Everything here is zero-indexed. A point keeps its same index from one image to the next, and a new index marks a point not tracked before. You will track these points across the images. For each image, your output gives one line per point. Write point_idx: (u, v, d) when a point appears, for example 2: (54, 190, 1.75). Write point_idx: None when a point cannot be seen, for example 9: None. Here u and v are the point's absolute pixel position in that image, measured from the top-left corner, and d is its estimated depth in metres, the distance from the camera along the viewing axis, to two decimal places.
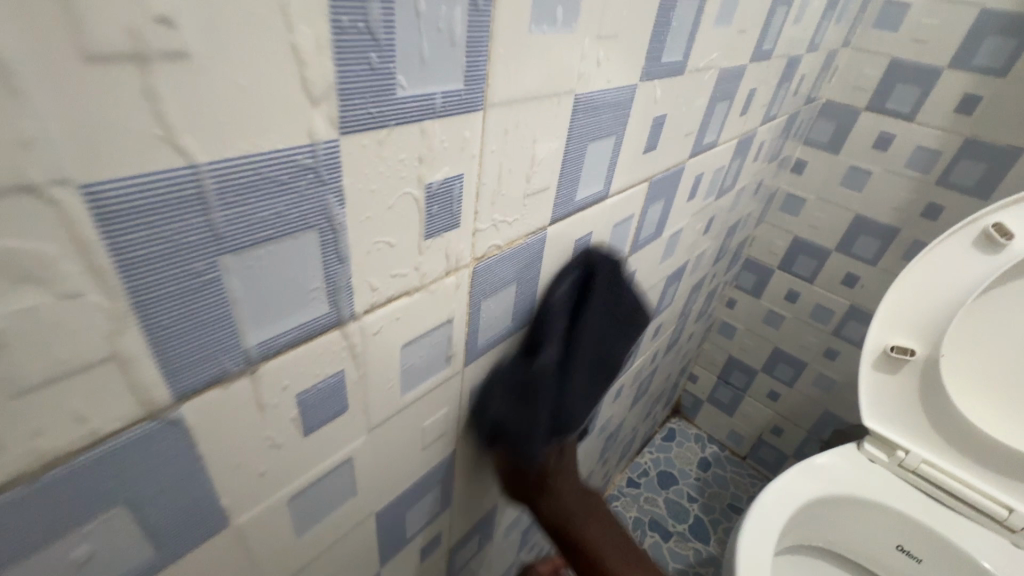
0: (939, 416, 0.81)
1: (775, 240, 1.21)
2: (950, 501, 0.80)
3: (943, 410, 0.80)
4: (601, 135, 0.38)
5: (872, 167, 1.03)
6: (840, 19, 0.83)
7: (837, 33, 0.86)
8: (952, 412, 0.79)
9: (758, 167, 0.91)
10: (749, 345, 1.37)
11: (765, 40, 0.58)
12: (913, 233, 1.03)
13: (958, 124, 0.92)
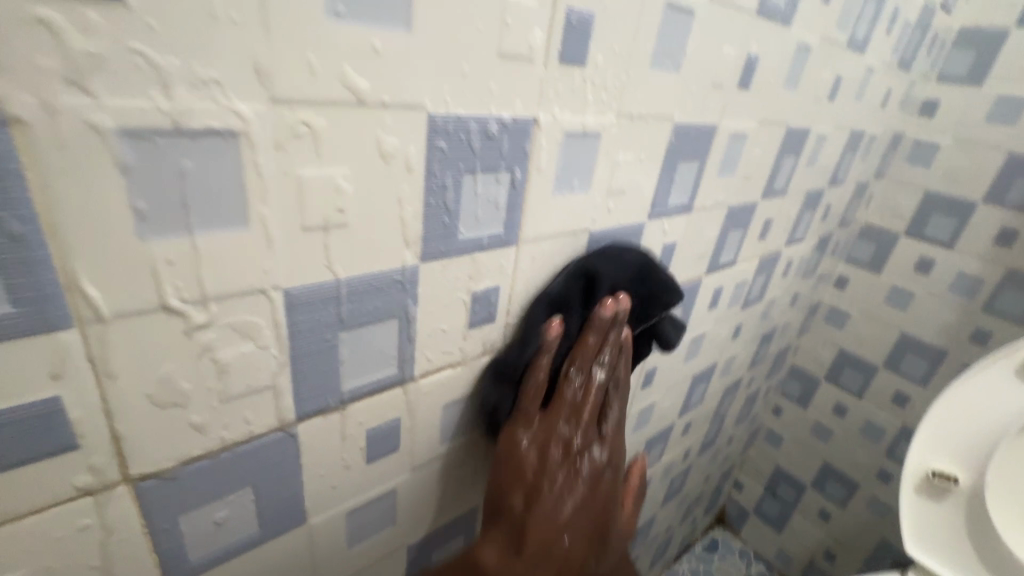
0: None
1: (820, 351, 1.23)
2: None
3: None
4: None
5: (915, 289, 1.06)
6: (866, 157, 0.93)
7: (865, 168, 0.95)
8: None
9: (791, 282, 0.97)
10: (796, 457, 1.33)
11: (776, 181, 0.69)
12: (963, 357, 1.03)
13: (998, 255, 0.95)
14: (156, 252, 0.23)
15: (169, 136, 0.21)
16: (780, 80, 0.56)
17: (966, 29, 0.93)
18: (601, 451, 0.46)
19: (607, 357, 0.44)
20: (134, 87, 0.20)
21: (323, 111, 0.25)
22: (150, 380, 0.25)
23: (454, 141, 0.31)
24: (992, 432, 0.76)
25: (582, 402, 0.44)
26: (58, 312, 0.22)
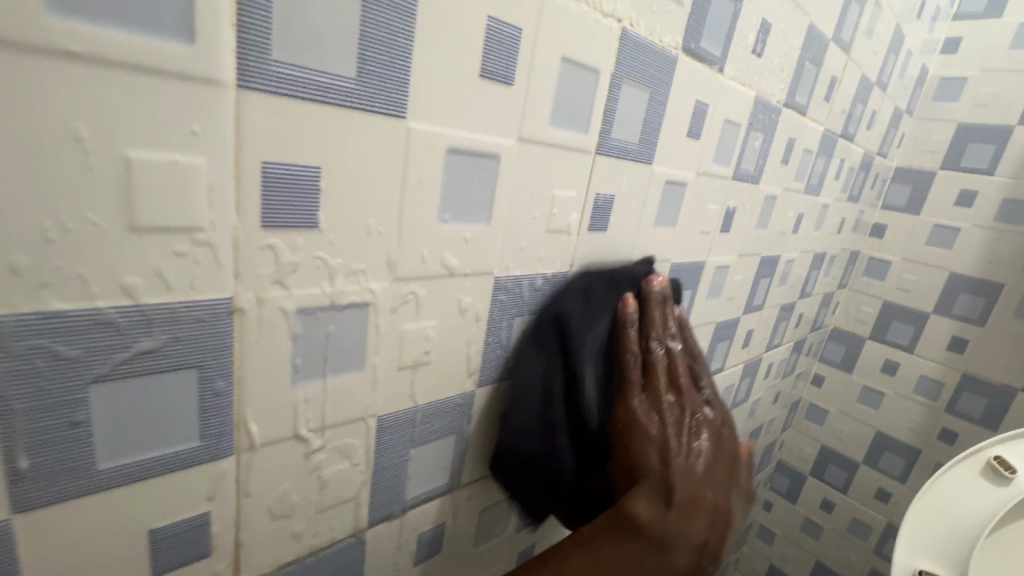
0: None
1: (805, 446, 1.29)
2: None
3: None
4: None
5: (885, 388, 1.15)
6: (829, 272, 1.06)
7: (828, 281, 1.08)
8: None
9: (773, 382, 1.06)
10: (790, 555, 1.34)
11: (755, 298, 0.79)
12: (935, 455, 1.10)
13: (953, 360, 1.06)
14: (300, 394, 0.30)
15: (326, 309, 0.29)
16: (753, 221, 0.68)
17: (900, 168, 1.12)
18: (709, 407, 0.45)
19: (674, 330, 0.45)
20: (312, 281, 0.28)
21: (426, 284, 0.33)
22: (273, 495, 0.31)
23: (511, 294, 0.40)
24: (970, 533, 0.78)
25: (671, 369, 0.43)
26: (225, 445, 0.28)
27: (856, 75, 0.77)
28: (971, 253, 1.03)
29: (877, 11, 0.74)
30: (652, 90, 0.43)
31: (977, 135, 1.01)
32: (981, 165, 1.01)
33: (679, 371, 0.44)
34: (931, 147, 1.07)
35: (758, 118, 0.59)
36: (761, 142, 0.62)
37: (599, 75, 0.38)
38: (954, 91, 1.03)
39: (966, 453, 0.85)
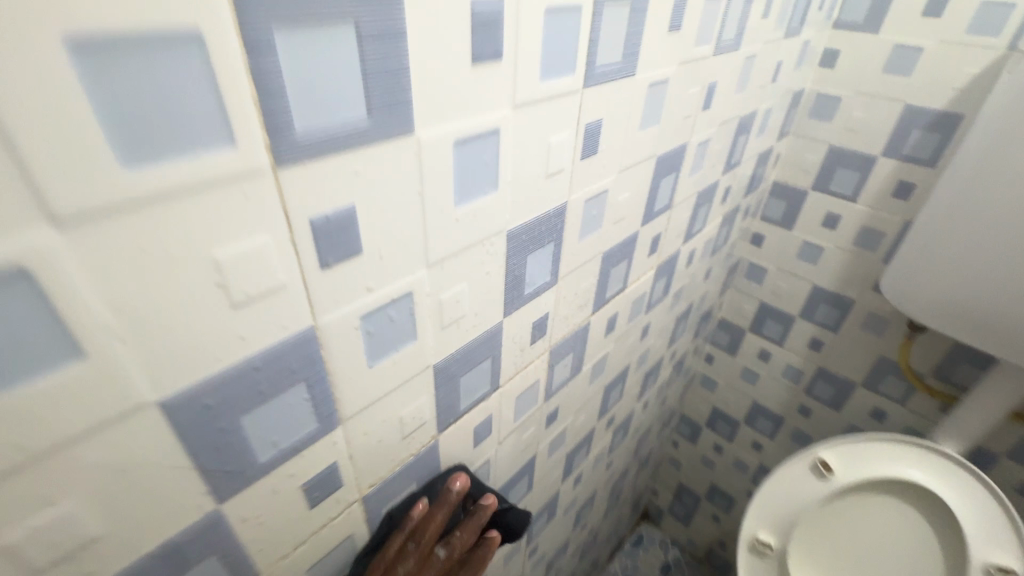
0: None
1: (700, 405, 1.50)
2: None
3: None
4: None
5: (759, 370, 1.32)
6: (699, 306, 1.18)
7: (701, 310, 1.21)
8: None
9: (655, 398, 1.26)
10: (693, 472, 1.63)
11: (608, 403, 0.91)
12: (795, 422, 1.31)
13: (812, 355, 1.20)
14: None
15: None
16: (583, 385, 0.76)
17: (777, 182, 1.11)
18: None
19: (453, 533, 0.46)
20: None
21: None
22: None
23: None
24: (796, 512, 1.10)
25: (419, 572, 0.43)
26: None
27: (686, 201, 0.76)
28: (831, 270, 1.09)
29: (704, 145, 0.70)
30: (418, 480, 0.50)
31: (845, 160, 1.00)
32: (846, 191, 1.01)
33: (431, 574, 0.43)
34: (805, 166, 1.05)
35: (560, 352, 0.64)
36: (570, 355, 0.67)
37: (355, 536, 0.46)
38: (828, 110, 0.98)
39: (803, 455, 1.09)
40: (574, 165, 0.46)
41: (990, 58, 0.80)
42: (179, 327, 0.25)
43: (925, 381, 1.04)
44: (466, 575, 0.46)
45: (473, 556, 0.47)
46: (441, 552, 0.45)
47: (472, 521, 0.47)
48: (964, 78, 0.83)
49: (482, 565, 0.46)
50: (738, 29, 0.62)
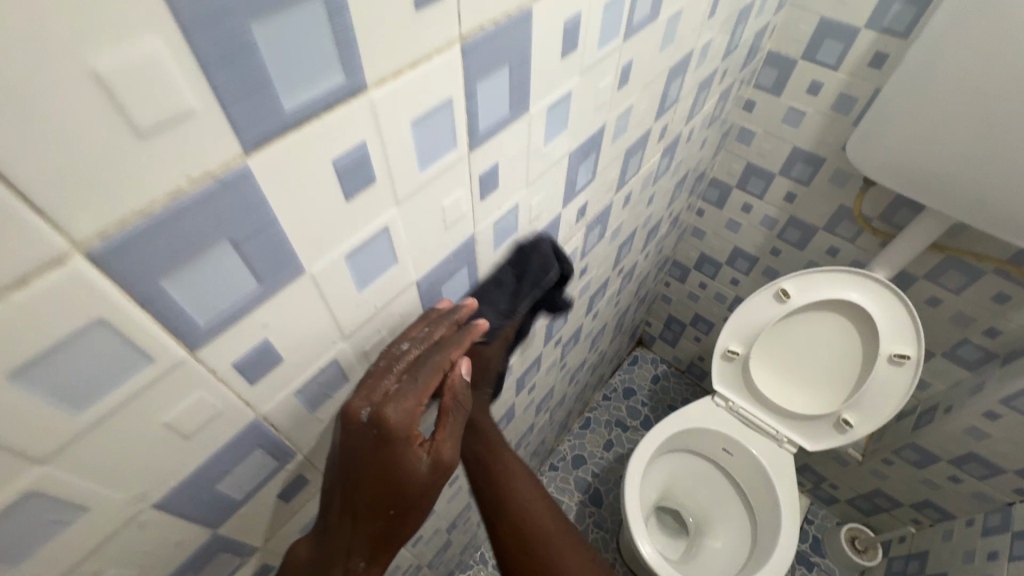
0: (790, 392, 1.47)
1: (690, 252, 1.77)
2: (757, 428, 1.51)
3: (787, 387, 1.47)
4: (528, 371, 1.06)
5: (741, 221, 1.56)
6: (695, 169, 1.37)
7: (695, 173, 1.40)
8: (782, 386, 1.48)
9: (654, 249, 1.52)
10: (681, 307, 1.98)
11: (620, 257, 1.16)
12: (767, 262, 1.59)
13: (786, 206, 1.43)
14: None
15: None
16: (604, 246, 1.00)
17: (772, 51, 1.22)
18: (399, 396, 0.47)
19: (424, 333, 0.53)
20: None
21: None
22: None
23: None
24: (758, 328, 1.45)
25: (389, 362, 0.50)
26: None
27: (691, 92, 0.91)
28: (811, 132, 1.26)
29: (708, 44, 0.84)
30: None
31: (834, 31, 1.10)
32: (831, 60, 1.14)
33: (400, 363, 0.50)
34: (797, 36, 1.16)
35: (592, 226, 0.86)
36: (599, 226, 0.89)
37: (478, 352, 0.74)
38: None
39: (769, 286, 1.40)
40: (613, 96, 0.63)
41: None
42: (421, 244, 0.47)
43: (871, 225, 1.29)
44: (426, 361, 0.50)
45: (436, 345, 0.52)
46: (411, 348, 0.51)
47: (445, 319, 0.54)
48: None
49: (449, 342, 0.52)
50: None
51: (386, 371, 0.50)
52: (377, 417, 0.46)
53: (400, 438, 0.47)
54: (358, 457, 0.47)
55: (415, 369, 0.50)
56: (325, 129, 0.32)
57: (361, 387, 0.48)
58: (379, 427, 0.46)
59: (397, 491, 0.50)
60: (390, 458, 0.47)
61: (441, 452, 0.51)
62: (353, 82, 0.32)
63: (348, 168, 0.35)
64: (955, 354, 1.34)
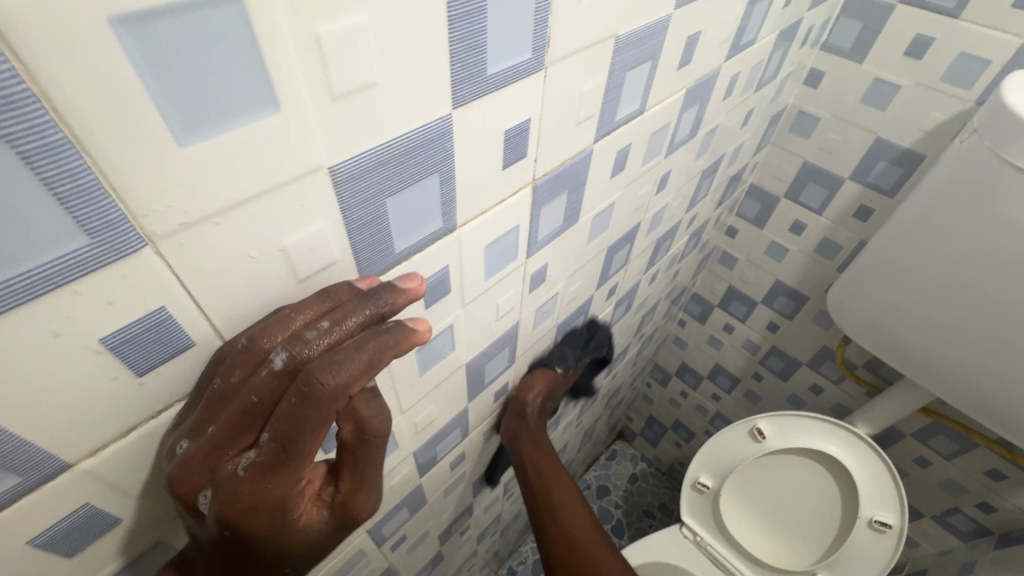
0: (763, 537, 1.33)
1: (671, 359, 1.68)
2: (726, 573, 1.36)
3: (760, 531, 1.34)
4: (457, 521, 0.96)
5: (723, 340, 1.46)
6: (671, 290, 1.29)
7: (671, 293, 1.32)
8: (755, 530, 1.34)
9: (627, 364, 1.43)
10: (662, 409, 1.87)
11: (574, 392, 1.08)
12: (749, 384, 1.49)
13: (768, 335, 1.34)
14: None
15: None
16: None
17: (754, 184, 1.15)
18: (255, 465, 0.26)
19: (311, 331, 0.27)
20: None
21: None
22: None
23: None
24: (732, 465, 1.31)
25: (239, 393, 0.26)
26: None
27: (645, 250, 0.86)
28: (794, 268, 1.19)
29: (660, 211, 0.79)
30: (406, 503, 0.69)
31: (816, 177, 1.04)
32: (814, 204, 1.07)
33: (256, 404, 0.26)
34: (780, 175, 1.09)
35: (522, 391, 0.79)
36: None
37: (365, 548, 0.66)
38: (806, 128, 1.01)
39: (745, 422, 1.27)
40: (523, 300, 0.57)
41: (957, 108, 0.82)
42: None
43: (855, 373, 1.20)
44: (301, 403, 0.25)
45: (327, 360, 0.26)
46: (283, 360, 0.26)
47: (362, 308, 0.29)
48: (931, 122, 0.86)
49: (352, 353, 0.26)
50: (695, 122, 0.67)
51: (234, 421, 0.26)
52: (228, 501, 0.27)
53: (270, 524, 0.28)
54: (212, 541, 0.29)
55: (278, 423, 0.25)
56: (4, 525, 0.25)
57: (199, 434, 0.27)
58: (230, 522, 0.27)
59: (291, 560, 0.33)
60: (254, 548, 0.30)
61: (351, 505, 0.33)
62: (42, 472, 0.25)
63: (65, 534, 0.28)
64: (946, 521, 1.21)
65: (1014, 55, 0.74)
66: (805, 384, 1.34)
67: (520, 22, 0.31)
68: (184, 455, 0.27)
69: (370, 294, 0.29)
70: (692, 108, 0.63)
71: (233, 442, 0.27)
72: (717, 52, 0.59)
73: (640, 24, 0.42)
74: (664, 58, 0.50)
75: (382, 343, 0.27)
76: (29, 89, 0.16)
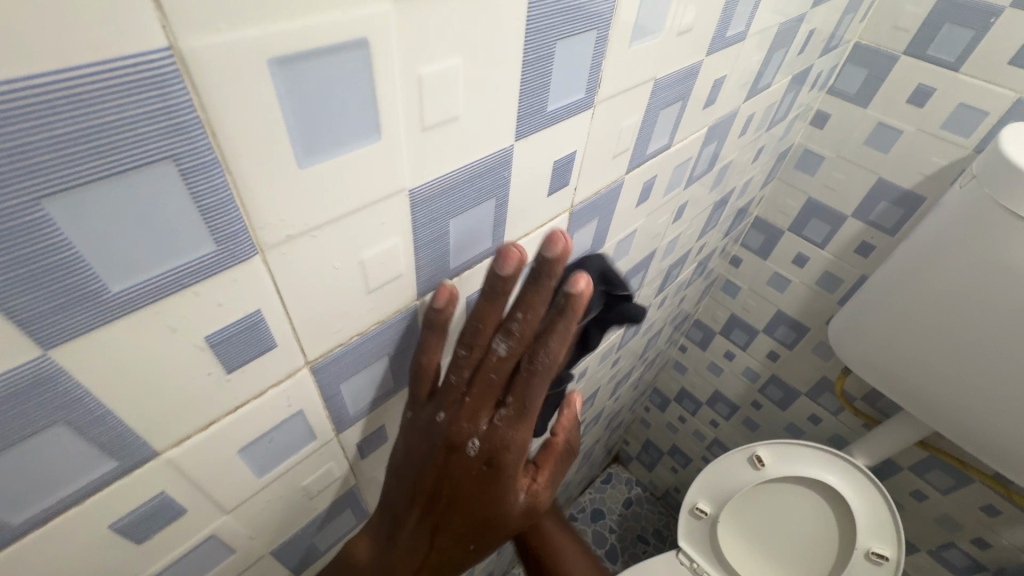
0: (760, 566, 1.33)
1: (671, 384, 1.69)
2: None
3: (757, 560, 1.34)
4: None
5: (724, 367, 1.49)
6: (675, 315, 1.31)
7: (676, 318, 1.35)
8: (751, 559, 1.34)
9: (628, 386, 1.44)
10: (660, 434, 1.88)
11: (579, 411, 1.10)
12: (747, 412, 1.51)
13: (768, 364, 1.37)
14: None
15: None
16: None
17: (759, 217, 1.20)
18: (501, 423, 0.39)
19: (516, 325, 0.36)
20: None
21: None
22: None
23: None
24: (730, 492, 1.32)
25: (476, 374, 0.37)
26: None
27: (657, 276, 0.89)
28: (796, 300, 1.22)
29: (674, 239, 0.82)
30: None
31: (820, 213, 1.08)
32: (817, 238, 1.11)
33: (486, 384, 0.37)
34: (785, 209, 1.14)
35: None
36: None
37: None
38: (811, 166, 1.06)
39: (744, 449, 1.29)
40: None
41: (957, 154, 0.86)
42: (272, 524, 0.41)
43: (854, 405, 1.23)
44: (537, 372, 0.36)
45: (538, 346, 0.36)
46: (501, 347, 0.36)
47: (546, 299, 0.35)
48: (932, 166, 0.90)
49: (552, 333, 0.35)
50: (712, 157, 0.71)
51: (483, 391, 0.37)
52: (487, 452, 0.39)
53: (512, 469, 0.40)
54: (453, 489, 0.41)
55: (521, 389, 0.37)
56: (93, 507, 0.27)
57: (455, 404, 0.38)
58: (489, 462, 0.40)
59: (485, 527, 0.43)
60: (487, 493, 0.41)
61: (538, 489, 0.45)
62: (133, 459, 0.26)
63: (139, 520, 0.29)
64: (941, 556, 1.22)
65: (1010, 108, 0.79)
66: (804, 413, 1.36)
67: (578, 66, 0.35)
68: (445, 422, 0.39)
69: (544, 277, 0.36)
70: (711, 144, 0.67)
71: (485, 409, 0.38)
72: (737, 95, 0.64)
73: (676, 69, 0.46)
74: (692, 100, 0.53)
75: (567, 322, 0.35)
76: (198, 118, 0.19)
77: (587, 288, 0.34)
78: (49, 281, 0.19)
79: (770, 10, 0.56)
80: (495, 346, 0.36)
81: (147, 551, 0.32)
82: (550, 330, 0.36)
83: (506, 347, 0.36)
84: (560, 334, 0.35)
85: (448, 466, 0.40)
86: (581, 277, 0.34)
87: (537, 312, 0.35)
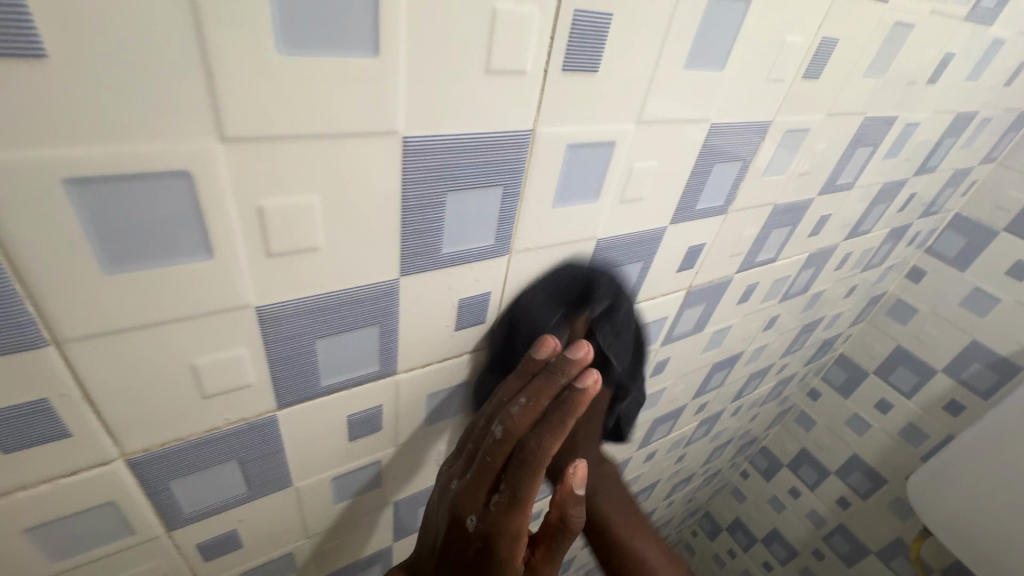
0: None
1: (726, 510, 1.62)
2: None
3: None
4: None
5: (786, 504, 1.42)
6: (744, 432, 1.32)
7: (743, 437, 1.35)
8: None
9: (683, 496, 1.42)
10: (703, 566, 1.75)
11: (634, 499, 1.12)
12: (806, 560, 1.41)
13: (837, 510, 1.30)
14: None
15: None
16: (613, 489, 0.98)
17: (844, 355, 1.23)
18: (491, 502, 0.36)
19: (514, 406, 0.36)
20: None
21: None
22: None
23: None
24: None
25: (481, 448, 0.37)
26: None
27: (737, 380, 0.95)
28: (874, 446, 1.20)
29: (759, 349, 0.89)
30: None
31: (908, 362, 1.11)
32: (904, 387, 1.12)
33: (488, 460, 0.37)
34: (872, 353, 1.17)
35: None
36: None
37: None
38: (903, 315, 1.10)
39: None
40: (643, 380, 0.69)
41: None
42: (405, 474, 0.51)
43: None
44: (528, 465, 0.34)
45: (535, 433, 0.35)
46: (498, 428, 0.36)
47: (544, 387, 0.35)
48: None
49: (546, 427, 0.34)
50: (807, 281, 0.81)
51: (483, 466, 0.37)
52: (482, 530, 0.37)
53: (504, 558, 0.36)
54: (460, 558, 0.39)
55: (514, 476, 0.35)
56: (349, 398, 0.39)
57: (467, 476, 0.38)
58: (482, 542, 0.37)
59: None
60: None
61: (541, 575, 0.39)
62: (382, 371, 0.39)
63: (359, 420, 0.42)
64: None
65: None
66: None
67: (723, 183, 0.48)
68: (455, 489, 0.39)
69: (553, 370, 0.35)
70: (808, 270, 0.77)
71: (484, 486, 0.37)
72: (837, 234, 0.74)
73: (793, 200, 0.59)
74: (799, 228, 0.65)
75: (563, 415, 0.34)
76: (523, 167, 0.33)
77: (592, 389, 0.34)
78: (422, 238, 0.33)
79: (876, 172, 0.68)
80: (494, 424, 0.37)
81: (348, 450, 0.43)
82: (551, 418, 0.34)
83: (500, 426, 0.36)
84: (556, 427, 0.34)
85: (451, 531, 0.39)
86: (594, 376, 0.34)
87: (541, 402, 0.35)
